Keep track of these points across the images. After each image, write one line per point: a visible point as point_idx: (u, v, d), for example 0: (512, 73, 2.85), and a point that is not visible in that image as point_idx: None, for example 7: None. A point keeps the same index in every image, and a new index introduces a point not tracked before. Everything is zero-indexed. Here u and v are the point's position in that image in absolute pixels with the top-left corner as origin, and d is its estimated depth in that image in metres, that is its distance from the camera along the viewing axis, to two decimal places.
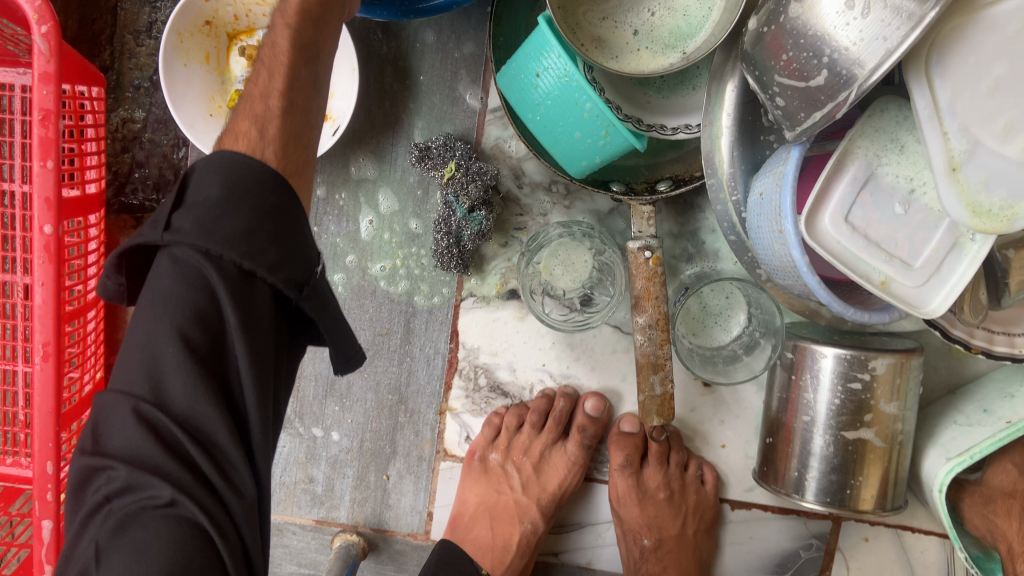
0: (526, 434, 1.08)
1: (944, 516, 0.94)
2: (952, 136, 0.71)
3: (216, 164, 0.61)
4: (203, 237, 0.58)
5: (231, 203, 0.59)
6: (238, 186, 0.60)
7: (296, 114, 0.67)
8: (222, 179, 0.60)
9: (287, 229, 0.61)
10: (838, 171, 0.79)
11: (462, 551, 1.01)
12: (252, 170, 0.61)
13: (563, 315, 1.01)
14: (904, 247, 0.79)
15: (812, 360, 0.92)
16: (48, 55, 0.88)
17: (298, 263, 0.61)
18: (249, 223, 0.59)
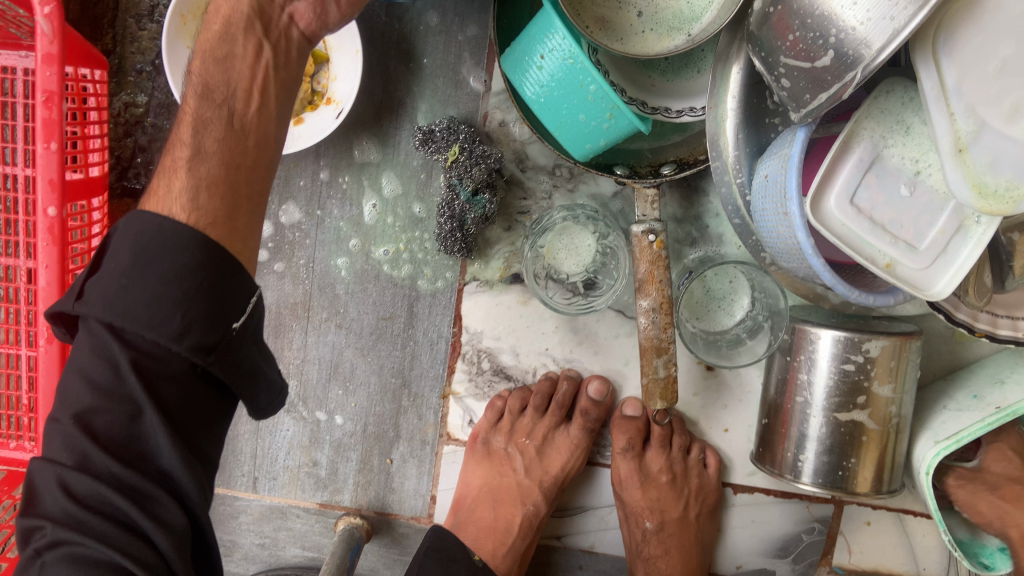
0: (529, 417, 1.08)
1: (930, 499, 0.93)
2: (959, 117, 0.71)
3: (128, 233, 0.63)
4: (112, 310, 0.60)
5: (137, 271, 0.61)
6: (146, 253, 0.61)
7: (211, 164, 0.67)
8: (131, 249, 0.62)
9: (204, 291, 0.62)
10: (844, 152, 0.79)
11: (454, 537, 1.00)
12: (162, 234, 0.62)
13: (566, 298, 1.00)
14: (909, 230, 0.79)
15: (810, 340, 0.92)
16: (51, 36, 0.88)
17: (212, 323, 0.62)
18: (155, 290, 0.60)
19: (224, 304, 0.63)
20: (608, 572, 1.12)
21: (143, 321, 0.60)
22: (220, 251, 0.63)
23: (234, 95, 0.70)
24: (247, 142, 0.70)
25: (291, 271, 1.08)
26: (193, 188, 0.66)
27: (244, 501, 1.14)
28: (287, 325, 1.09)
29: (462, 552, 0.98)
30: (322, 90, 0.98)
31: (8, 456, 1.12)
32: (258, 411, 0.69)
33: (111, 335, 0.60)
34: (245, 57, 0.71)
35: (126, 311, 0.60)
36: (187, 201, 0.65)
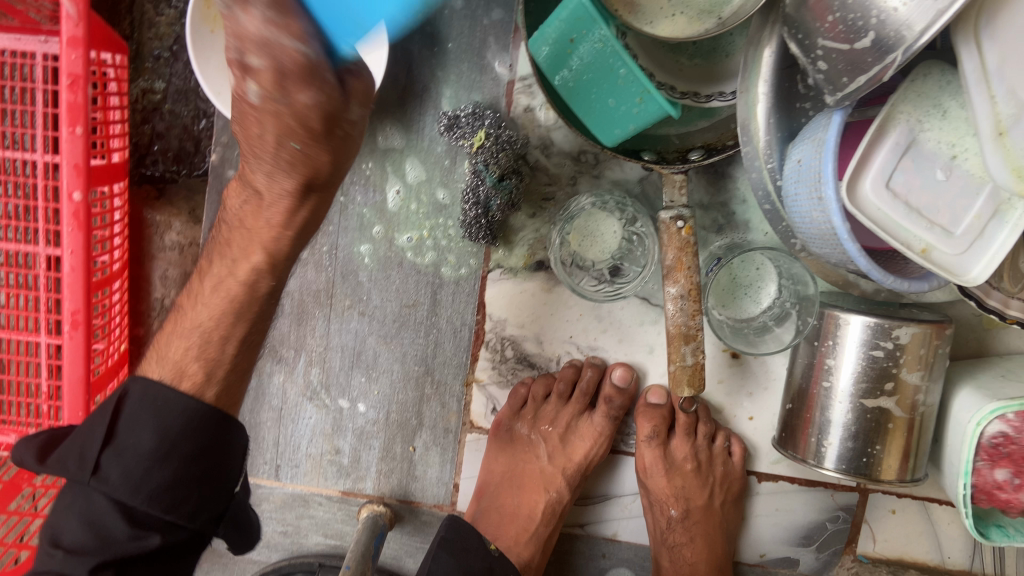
0: (553, 404, 1.08)
1: (966, 451, 0.89)
2: (999, 100, 0.70)
3: (151, 404, 0.72)
4: (133, 490, 0.69)
5: (159, 455, 0.70)
6: (169, 429, 0.71)
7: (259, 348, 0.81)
8: (154, 430, 0.71)
9: (216, 458, 0.73)
10: (879, 136, 0.78)
11: (469, 523, 0.98)
12: (184, 409, 0.72)
13: (594, 285, 0.99)
14: (945, 215, 0.78)
15: (837, 325, 0.91)
16: (76, 19, 0.87)
17: (221, 492, 0.74)
18: (152, 472, 0.70)
19: (228, 477, 0.74)
20: (631, 560, 1.12)
21: (160, 503, 0.70)
22: (233, 425, 0.76)
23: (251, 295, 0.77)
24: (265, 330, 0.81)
25: (313, 258, 1.07)
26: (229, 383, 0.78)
27: (266, 489, 1.14)
28: (309, 312, 1.09)
29: (478, 541, 0.96)
30: None
31: None
32: (239, 546, 0.84)
33: (117, 505, 0.69)
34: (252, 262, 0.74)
35: (133, 487, 0.69)
36: (221, 391, 0.76)
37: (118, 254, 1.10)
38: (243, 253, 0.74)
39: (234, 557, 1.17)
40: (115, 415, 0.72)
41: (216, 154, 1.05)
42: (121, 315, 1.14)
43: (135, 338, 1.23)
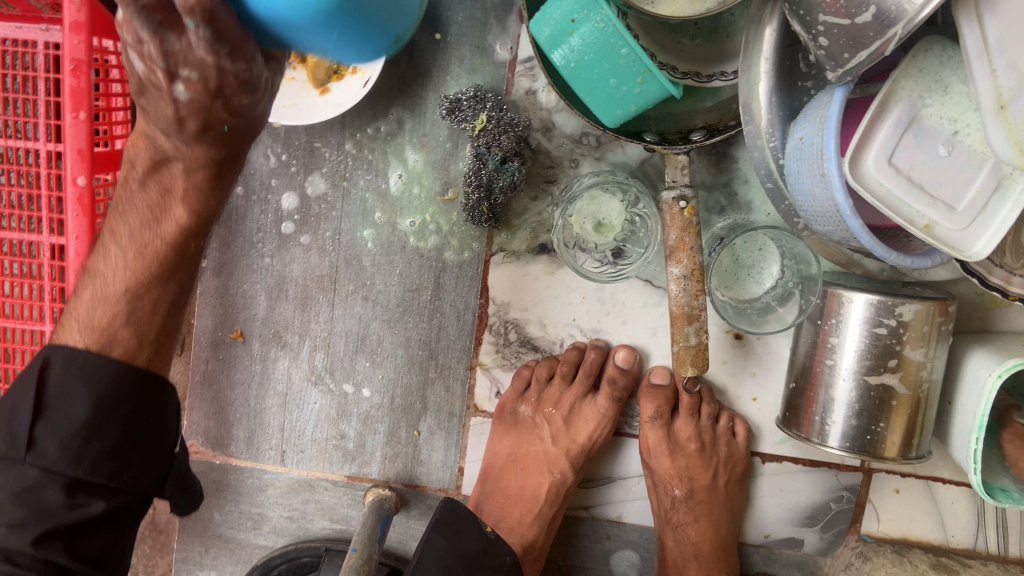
0: (557, 386, 1.08)
1: (983, 404, 0.88)
2: (1001, 73, 0.70)
3: (77, 370, 0.71)
4: (81, 449, 0.69)
5: (99, 419, 0.70)
6: (104, 395, 0.71)
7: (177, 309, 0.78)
8: (87, 398, 0.70)
9: (144, 422, 0.73)
10: (882, 112, 0.78)
11: (467, 508, 0.97)
12: (118, 374, 0.72)
13: (597, 267, 0.99)
14: (948, 190, 0.79)
15: (840, 303, 0.91)
16: (78, 4, 0.87)
17: (157, 457, 0.75)
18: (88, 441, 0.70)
19: (168, 439, 0.76)
20: (636, 542, 1.12)
21: (102, 472, 0.71)
22: (160, 390, 0.75)
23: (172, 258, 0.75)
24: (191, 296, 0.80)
25: (317, 243, 1.08)
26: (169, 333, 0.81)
27: (272, 474, 1.15)
28: (313, 298, 1.09)
29: (473, 523, 0.95)
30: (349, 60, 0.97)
31: None
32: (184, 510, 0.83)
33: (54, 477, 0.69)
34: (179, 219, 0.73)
35: (70, 458, 0.69)
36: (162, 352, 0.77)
37: None
38: (164, 211, 0.74)
39: (241, 544, 1.17)
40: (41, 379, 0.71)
41: None
42: None
43: None
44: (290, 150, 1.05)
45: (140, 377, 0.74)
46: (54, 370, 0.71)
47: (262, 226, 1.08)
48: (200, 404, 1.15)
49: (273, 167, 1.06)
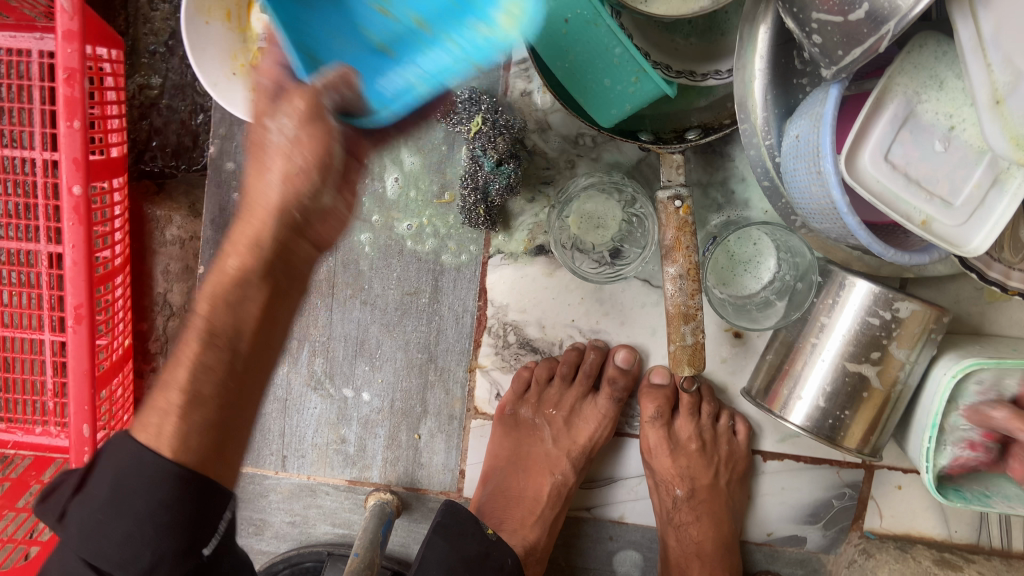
0: (556, 387, 1.08)
1: (937, 403, 0.88)
2: (995, 68, 0.70)
3: (120, 453, 0.60)
4: (87, 547, 0.59)
5: (113, 509, 0.58)
6: (125, 484, 0.58)
7: (208, 408, 0.60)
8: (111, 480, 0.59)
9: (183, 516, 0.59)
10: (877, 109, 0.78)
11: (467, 511, 0.97)
12: (139, 466, 0.58)
13: (594, 267, 0.99)
14: (944, 186, 0.79)
15: (840, 287, 0.91)
16: (71, 13, 0.87)
17: (186, 555, 0.60)
18: (157, 544, 0.58)
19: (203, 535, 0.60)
20: (639, 542, 1.12)
21: (112, 559, 0.58)
22: (205, 484, 0.60)
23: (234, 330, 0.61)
24: (241, 388, 0.63)
25: None
26: (181, 434, 0.59)
27: (273, 479, 1.14)
28: (312, 302, 1.09)
29: (475, 526, 0.95)
30: None
31: (36, 441, 1.16)
32: None
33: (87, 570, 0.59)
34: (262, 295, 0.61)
35: (126, 562, 0.58)
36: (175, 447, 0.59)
37: (120, 249, 1.11)
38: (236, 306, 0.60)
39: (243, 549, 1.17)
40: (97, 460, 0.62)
41: (214, 146, 1.05)
42: (124, 310, 1.15)
43: (139, 334, 1.23)
44: None
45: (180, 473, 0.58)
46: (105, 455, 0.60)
47: None
48: None
49: None
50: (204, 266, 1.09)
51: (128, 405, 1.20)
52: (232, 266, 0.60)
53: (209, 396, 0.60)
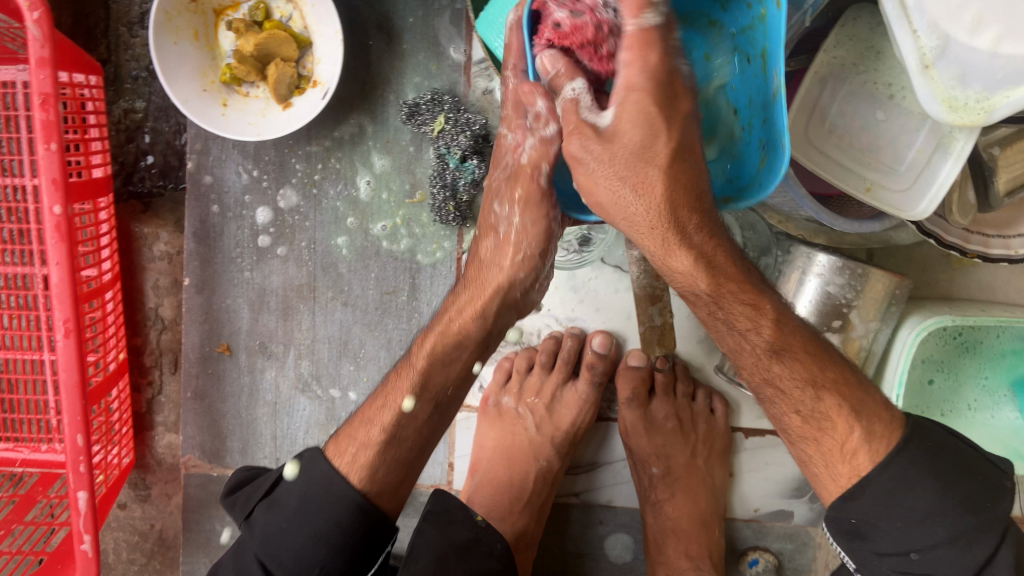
0: (537, 375, 1.10)
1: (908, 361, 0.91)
2: (922, 33, 0.71)
3: (312, 467, 0.84)
4: (265, 547, 0.81)
5: (297, 516, 0.81)
6: (308, 501, 0.81)
7: (399, 447, 0.83)
8: (301, 491, 0.83)
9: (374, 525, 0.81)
10: (817, 84, 0.82)
11: (455, 499, 0.97)
12: (332, 488, 0.81)
13: (563, 255, 1.05)
14: (888, 153, 0.82)
15: (806, 259, 0.93)
16: (42, 40, 0.90)
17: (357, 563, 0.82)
18: (325, 560, 0.79)
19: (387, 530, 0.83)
20: (629, 525, 1.14)
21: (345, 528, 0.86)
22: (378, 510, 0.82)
23: (447, 378, 0.85)
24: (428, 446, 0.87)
25: (293, 254, 1.10)
26: (373, 467, 0.82)
27: None
28: (294, 307, 1.12)
29: (465, 513, 0.96)
30: (308, 74, 1.02)
31: (42, 458, 1.21)
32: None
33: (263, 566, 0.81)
34: (470, 357, 0.86)
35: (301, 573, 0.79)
36: (365, 476, 0.81)
37: (108, 266, 1.15)
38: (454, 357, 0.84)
39: None
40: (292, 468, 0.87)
41: (191, 161, 1.08)
42: (117, 326, 1.19)
43: (134, 349, 1.27)
44: (261, 165, 1.08)
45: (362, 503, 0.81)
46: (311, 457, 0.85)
47: (239, 242, 1.10)
48: (193, 418, 1.17)
49: (246, 183, 1.09)
50: (188, 278, 1.12)
51: (127, 418, 1.24)
52: (451, 326, 0.83)
53: (406, 438, 0.83)
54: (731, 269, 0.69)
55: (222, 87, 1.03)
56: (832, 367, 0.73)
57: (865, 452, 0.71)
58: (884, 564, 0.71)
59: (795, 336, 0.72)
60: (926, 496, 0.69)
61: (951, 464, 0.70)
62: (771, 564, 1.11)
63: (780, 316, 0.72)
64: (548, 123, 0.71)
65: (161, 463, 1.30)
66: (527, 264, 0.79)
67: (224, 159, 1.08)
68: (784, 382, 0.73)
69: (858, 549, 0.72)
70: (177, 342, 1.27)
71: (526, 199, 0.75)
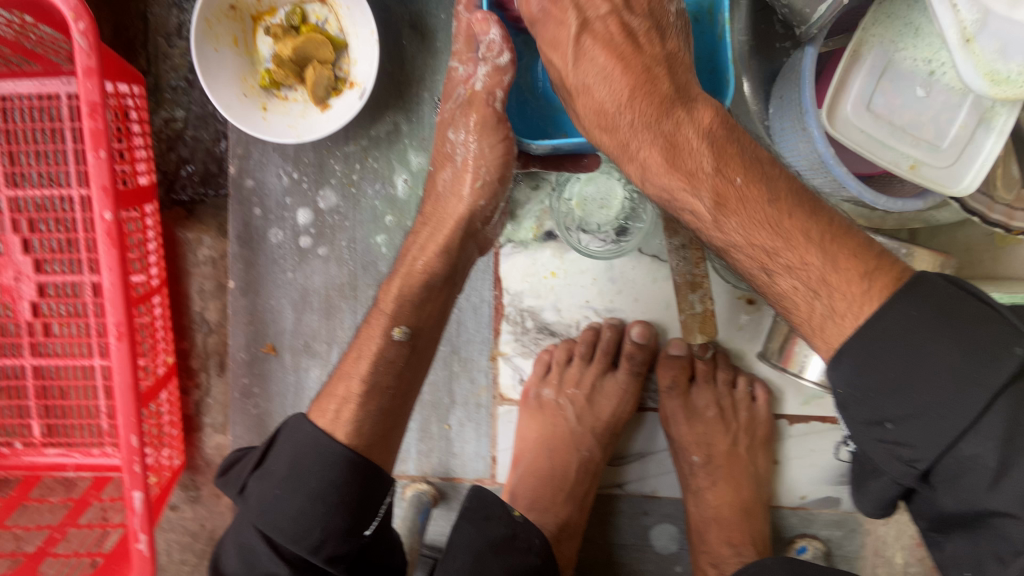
0: (577, 367, 1.10)
1: None
2: (961, 7, 0.71)
3: (293, 436, 0.82)
4: (262, 517, 0.79)
5: (290, 484, 0.79)
6: (298, 465, 0.80)
7: (382, 397, 0.85)
8: (287, 461, 0.80)
9: (368, 481, 0.81)
10: (855, 62, 0.80)
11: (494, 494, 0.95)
12: (319, 449, 0.80)
13: (601, 246, 1.04)
14: (930, 130, 0.81)
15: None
16: (88, 51, 0.92)
17: (355, 524, 0.80)
18: (327, 519, 0.78)
19: (382, 488, 0.82)
20: (673, 515, 1.14)
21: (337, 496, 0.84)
22: (368, 465, 0.81)
23: (417, 318, 0.87)
24: (404, 379, 0.87)
25: (334, 254, 1.12)
26: (359, 420, 0.83)
27: None
28: (337, 306, 1.14)
29: (502, 508, 0.94)
30: (344, 75, 1.04)
31: (94, 462, 1.25)
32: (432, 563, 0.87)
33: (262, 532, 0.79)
34: (441, 293, 0.88)
35: (303, 534, 0.78)
36: (350, 431, 0.82)
37: (155, 271, 1.18)
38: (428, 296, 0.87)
39: None
40: (275, 437, 0.84)
41: (233, 166, 1.10)
42: (164, 330, 1.22)
43: (180, 353, 1.30)
44: (301, 168, 1.10)
45: (353, 461, 0.80)
46: (292, 424, 0.83)
47: (281, 243, 1.13)
48: (240, 418, 1.19)
49: (286, 186, 1.11)
50: (232, 280, 1.14)
51: (177, 420, 1.27)
52: (416, 265, 0.86)
53: (387, 386, 0.85)
54: (659, 168, 0.73)
55: (261, 93, 1.05)
56: (792, 245, 0.67)
57: (834, 327, 0.65)
58: (871, 436, 0.63)
59: (734, 220, 0.70)
60: (902, 356, 0.59)
61: (934, 318, 0.59)
62: (819, 551, 1.10)
63: (720, 201, 0.70)
64: (501, 52, 0.78)
65: (209, 464, 1.33)
66: (487, 189, 0.85)
67: (265, 163, 1.10)
68: (744, 263, 0.72)
69: (853, 423, 0.64)
70: (222, 345, 1.29)
71: (483, 125, 0.81)
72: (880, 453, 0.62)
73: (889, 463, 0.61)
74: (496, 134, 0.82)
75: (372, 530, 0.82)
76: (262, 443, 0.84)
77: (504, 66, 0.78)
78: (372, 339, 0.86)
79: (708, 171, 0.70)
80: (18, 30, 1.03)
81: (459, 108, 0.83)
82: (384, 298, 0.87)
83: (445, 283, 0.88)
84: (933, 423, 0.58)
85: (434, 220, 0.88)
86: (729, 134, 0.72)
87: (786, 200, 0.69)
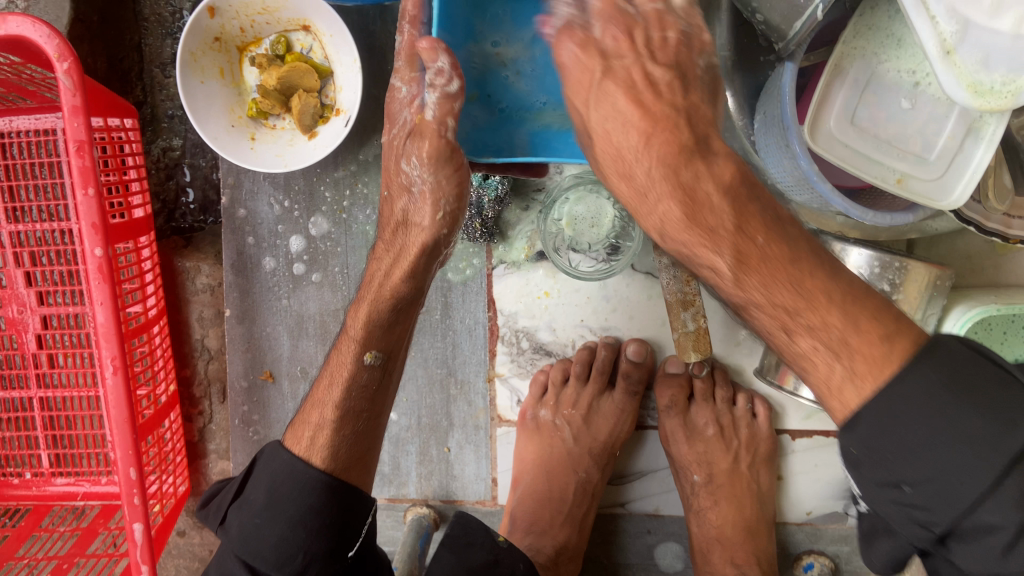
0: (573, 387, 1.09)
1: None
2: (940, 20, 0.69)
3: (270, 464, 0.84)
4: (243, 546, 0.80)
5: (269, 511, 0.80)
6: (277, 491, 0.81)
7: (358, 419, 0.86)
8: (265, 488, 0.82)
9: (347, 501, 0.82)
10: (837, 77, 0.79)
11: (477, 521, 0.94)
12: (296, 474, 0.81)
13: (592, 266, 1.03)
14: (916, 142, 0.79)
15: (839, 252, 0.92)
16: (74, 89, 0.93)
17: (338, 548, 0.80)
18: (306, 543, 0.78)
19: (361, 509, 0.83)
20: (677, 533, 1.13)
21: None
22: (345, 487, 0.82)
23: (387, 341, 0.86)
24: (377, 402, 0.88)
25: (328, 280, 1.12)
26: (334, 444, 0.84)
27: None
28: (332, 332, 1.14)
29: (483, 534, 0.93)
30: (331, 102, 1.04)
31: (102, 490, 1.27)
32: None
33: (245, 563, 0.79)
34: (406, 316, 0.87)
35: (285, 560, 0.78)
36: (327, 455, 0.83)
37: (153, 301, 1.18)
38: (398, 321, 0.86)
39: None
40: (252, 467, 0.86)
41: (225, 196, 1.11)
42: (164, 358, 1.23)
43: (183, 379, 1.31)
44: (292, 196, 1.10)
45: (332, 484, 0.81)
46: (268, 452, 0.85)
47: (275, 270, 1.13)
48: (242, 445, 1.19)
49: (278, 214, 1.11)
50: (229, 308, 1.15)
51: (181, 447, 1.28)
52: (383, 290, 0.84)
53: (363, 410, 0.86)
54: (678, 227, 0.71)
55: (250, 122, 1.06)
56: (811, 309, 0.65)
57: (851, 388, 0.62)
58: (884, 498, 0.60)
59: (756, 287, 0.68)
60: (927, 423, 0.56)
61: (953, 389, 0.56)
62: (827, 567, 1.07)
63: (740, 262, 0.68)
64: (450, 79, 0.76)
65: None
66: (447, 218, 0.82)
67: (257, 192, 1.11)
68: (764, 325, 0.69)
69: (861, 479, 0.61)
70: (223, 372, 1.31)
71: (434, 157, 0.79)
72: (895, 515, 0.60)
73: (904, 525, 0.59)
74: (451, 158, 0.79)
75: (354, 552, 0.82)
76: (240, 473, 0.86)
77: (454, 92, 0.77)
78: (343, 365, 0.87)
79: (729, 229, 0.68)
80: (14, 70, 1.05)
81: (407, 137, 0.81)
82: (354, 322, 0.86)
83: (412, 303, 0.86)
84: (946, 492, 0.55)
85: (394, 249, 0.85)
86: (750, 193, 0.70)
87: (806, 260, 0.66)
